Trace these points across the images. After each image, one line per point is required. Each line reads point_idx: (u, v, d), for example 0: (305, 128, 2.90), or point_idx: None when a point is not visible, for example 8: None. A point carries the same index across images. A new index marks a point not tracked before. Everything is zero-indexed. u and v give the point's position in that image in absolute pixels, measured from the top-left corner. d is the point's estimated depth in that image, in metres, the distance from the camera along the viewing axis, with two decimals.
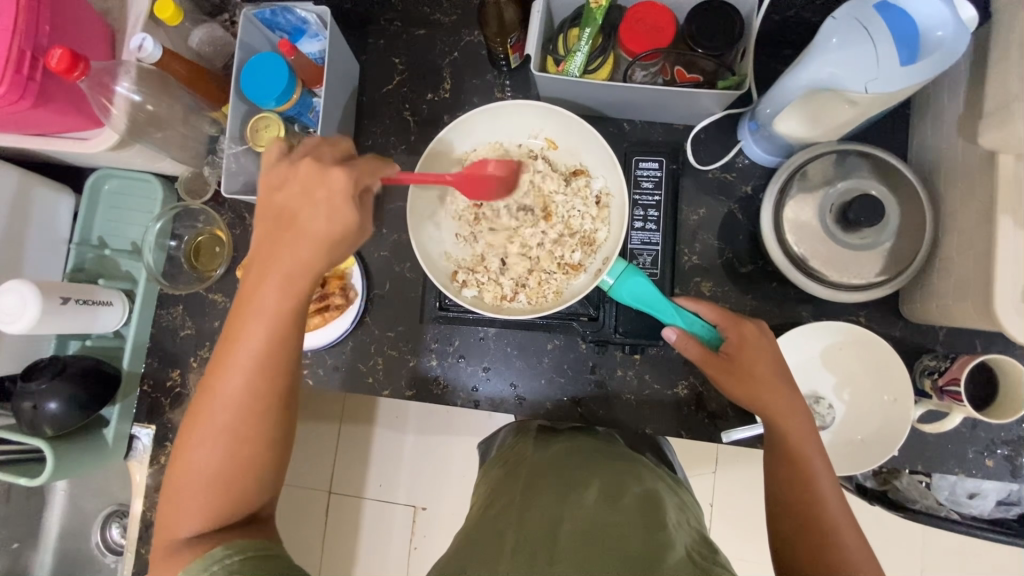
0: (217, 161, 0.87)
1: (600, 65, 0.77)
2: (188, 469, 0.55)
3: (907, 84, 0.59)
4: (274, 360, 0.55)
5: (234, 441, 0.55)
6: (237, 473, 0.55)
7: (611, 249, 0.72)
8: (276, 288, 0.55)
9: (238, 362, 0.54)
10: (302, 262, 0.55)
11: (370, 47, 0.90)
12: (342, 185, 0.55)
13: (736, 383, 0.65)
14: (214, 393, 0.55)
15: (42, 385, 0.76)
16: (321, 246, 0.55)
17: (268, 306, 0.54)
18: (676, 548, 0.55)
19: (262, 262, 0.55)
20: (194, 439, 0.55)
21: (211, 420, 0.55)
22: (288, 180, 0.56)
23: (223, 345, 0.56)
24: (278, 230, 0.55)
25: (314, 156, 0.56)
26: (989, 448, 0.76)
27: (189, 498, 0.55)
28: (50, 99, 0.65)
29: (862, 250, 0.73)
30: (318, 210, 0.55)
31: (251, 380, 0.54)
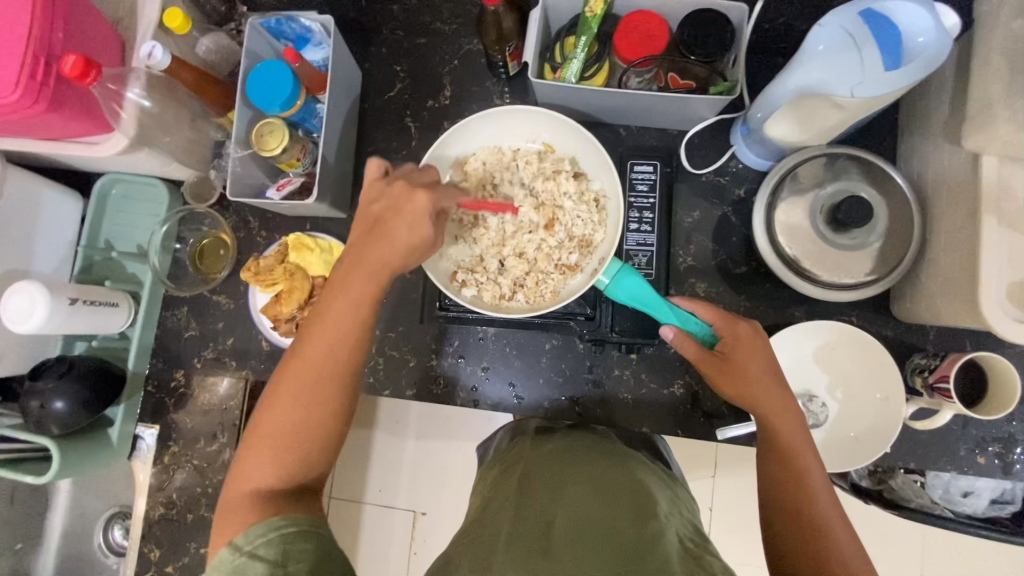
0: (222, 164, 0.90)
1: (596, 72, 0.80)
2: (261, 435, 0.59)
3: (891, 88, 0.61)
4: (355, 341, 0.60)
5: (307, 412, 0.58)
6: (307, 443, 0.59)
7: (607, 250, 0.73)
8: (365, 279, 0.60)
9: (322, 339, 0.60)
10: (387, 261, 0.61)
11: (373, 54, 0.92)
12: (424, 204, 0.60)
13: (731, 382, 0.66)
14: (299, 362, 0.59)
15: (50, 383, 0.78)
16: (405, 249, 0.61)
17: (356, 293, 0.60)
18: (668, 538, 0.56)
19: (352, 258, 0.61)
20: (272, 405, 0.59)
21: (289, 390, 0.59)
22: (384, 194, 0.62)
23: (309, 323, 0.61)
24: (368, 231, 0.62)
25: (408, 178, 0.63)
26: (980, 445, 0.77)
27: (260, 461, 0.58)
28: (63, 105, 0.67)
29: (851, 251, 0.75)
30: (405, 217, 0.61)
31: (332, 356, 0.60)
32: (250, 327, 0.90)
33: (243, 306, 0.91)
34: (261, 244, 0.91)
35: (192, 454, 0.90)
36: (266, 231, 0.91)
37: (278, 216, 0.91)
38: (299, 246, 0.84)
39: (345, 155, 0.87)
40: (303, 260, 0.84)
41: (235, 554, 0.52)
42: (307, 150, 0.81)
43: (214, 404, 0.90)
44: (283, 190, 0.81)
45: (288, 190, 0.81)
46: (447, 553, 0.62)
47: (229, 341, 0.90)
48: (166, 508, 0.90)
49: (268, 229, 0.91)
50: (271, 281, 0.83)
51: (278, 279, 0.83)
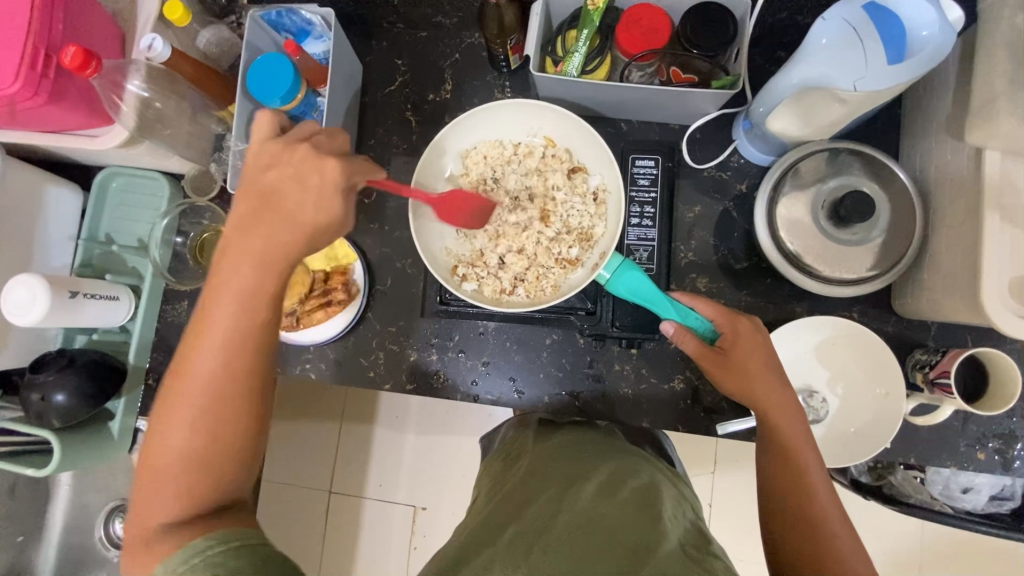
0: (223, 159, 0.90)
1: (598, 65, 0.79)
2: (159, 458, 0.53)
3: (894, 83, 0.61)
4: (251, 340, 0.54)
5: (209, 425, 0.53)
6: (212, 459, 0.53)
7: (608, 245, 0.73)
8: (253, 268, 0.54)
9: (212, 342, 0.53)
10: (279, 243, 0.54)
11: (373, 48, 0.92)
12: (333, 176, 0.55)
13: (729, 376, 0.66)
14: (188, 372, 0.53)
15: (50, 376, 0.78)
16: (304, 231, 0.55)
17: (246, 284, 0.54)
18: (670, 540, 0.56)
19: (237, 245, 0.54)
20: (166, 422, 0.53)
21: (184, 403, 0.53)
22: (281, 164, 0.56)
23: (195, 326, 0.54)
24: (255, 210, 0.55)
25: (311, 142, 0.57)
26: (980, 441, 0.77)
27: (163, 487, 0.52)
28: (62, 96, 0.67)
29: (853, 246, 0.74)
30: (304, 191, 0.55)
31: (228, 360, 0.53)
32: None
33: None
34: None
35: None
36: None
37: None
38: None
39: None
40: None
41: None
42: None
43: None
44: None
45: None
46: (447, 547, 0.62)
47: None
48: None
49: None
50: None
51: None
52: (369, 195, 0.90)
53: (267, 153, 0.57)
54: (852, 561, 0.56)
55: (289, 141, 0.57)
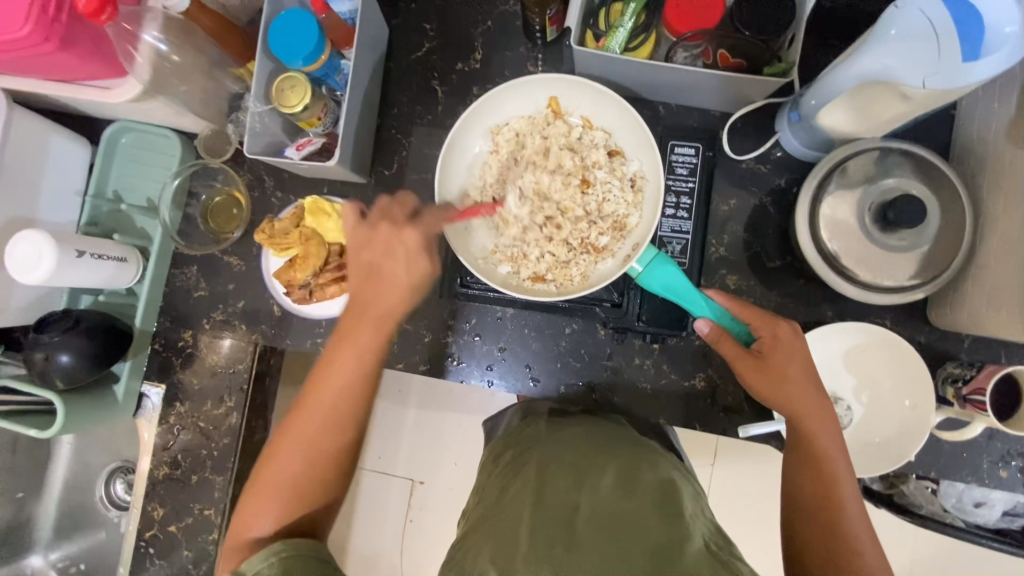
0: (240, 119, 0.85)
1: (642, 43, 0.75)
2: (263, 482, 0.61)
3: (966, 82, 0.56)
4: (361, 392, 0.64)
5: (315, 460, 0.62)
6: (311, 489, 0.61)
7: (643, 236, 0.70)
8: (371, 328, 0.64)
9: (331, 391, 0.63)
10: (391, 307, 0.65)
11: (401, 10, 0.87)
12: (414, 237, 0.64)
13: (767, 384, 0.63)
14: (307, 409, 0.63)
15: (55, 337, 0.75)
16: (406, 291, 0.65)
17: (364, 343, 0.64)
18: (694, 540, 0.55)
19: (359, 311, 0.65)
20: (276, 455, 0.62)
21: (299, 437, 0.62)
22: (370, 235, 0.65)
23: (314, 374, 0.64)
24: (363, 281, 0.66)
25: (392, 213, 0.66)
26: (1004, 458, 0.76)
27: (265, 506, 0.60)
28: (75, 44, 0.63)
29: (899, 252, 0.70)
30: (394, 252, 0.64)
31: (341, 409, 0.63)
32: (261, 291, 0.88)
33: (254, 268, 0.88)
34: (275, 205, 0.87)
35: (198, 415, 0.88)
36: (281, 192, 0.87)
37: (294, 177, 0.87)
38: (317, 210, 0.80)
39: (368, 117, 0.83)
40: (320, 226, 0.81)
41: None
42: (329, 109, 0.77)
43: (221, 365, 0.88)
44: (303, 150, 0.76)
45: (308, 150, 0.76)
46: (467, 535, 0.62)
47: (240, 304, 0.88)
48: (170, 468, 0.89)
49: (284, 190, 0.87)
50: (286, 245, 0.81)
51: (293, 244, 0.80)
52: (389, 167, 0.86)
53: (362, 231, 0.65)
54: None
55: (384, 211, 0.67)
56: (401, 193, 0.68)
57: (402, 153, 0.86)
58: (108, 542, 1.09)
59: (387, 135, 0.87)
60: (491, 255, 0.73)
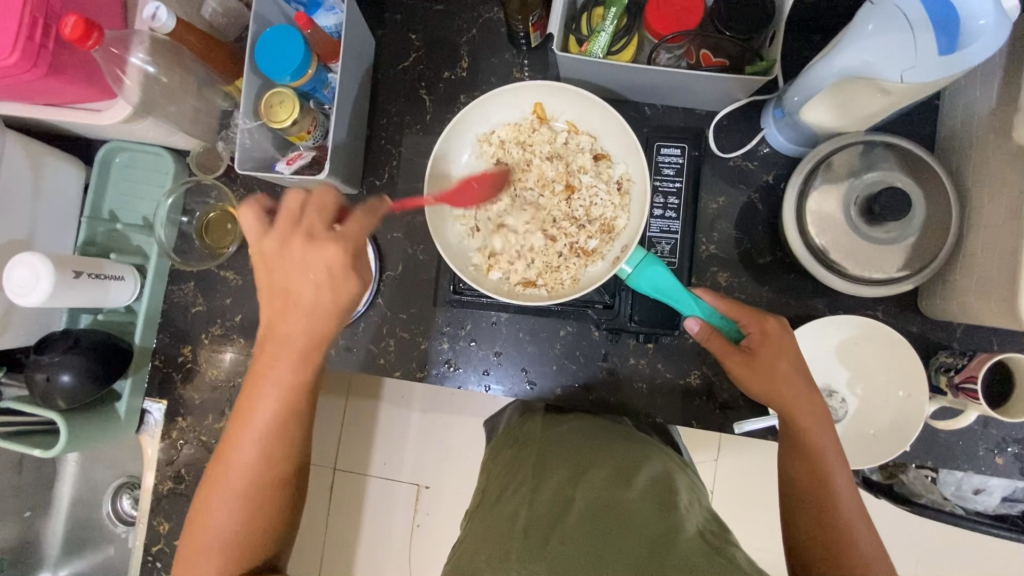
0: (230, 136, 0.87)
1: (624, 47, 0.76)
2: (202, 536, 0.61)
3: (942, 75, 0.57)
4: (288, 431, 0.62)
5: (247, 511, 0.61)
6: (251, 539, 0.61)
7: (630, 238, 0.70)
8: (287, 362, 0.60)
9: (252, 434, 0.61)
10: (311, 332, 0.60)
11: (387, 21, 0.88)
12: (331, 258, 0.58)
13: (757, 380, 0.64)
14: (232, 455, 0.61)
15: (55, 357, 0.77)
16: (326, 313, 0.60)
17: (285, 379, 0.60)
18: (686, 527, 0.56)
19: (274, 344, 0.61)
20: (209, 507, 0.61)
21: (226, 490, 0.61)
22: (282, 254, 0.59)
23: (235, 417, 0.62)
24: (279, 304, 0.60)
25: (304, 227, 0.59)
26: (1000, 445, 0.76)
27: (207, 564, 0.60)
28: (62, 68, 0.63)
29: (886, 245, 0.71)
30: (307, 270, 0.59)
31: (269, 451, 0.61)
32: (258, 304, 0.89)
33: (251, 282, 0.89)
34: None
35: (200, 429, 0.89)
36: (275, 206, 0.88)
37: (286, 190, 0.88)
38: None
39: (357, 129, 0.84)
40: None
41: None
42: (318, 122, 0.77)
43: (222, 379, 0.89)
44: (293, 164, 0.77)
45: (299, 164, 0.77)
46: (463, 537, 0.63)
47: (237, 318, 0.89)
48: (175, 482, 0.90)
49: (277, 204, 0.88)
50: None
51: None
52: (381, 177, 0.87)
53: (272, 249, 0.60)
54: (874, 562, 0.56)
55: (287, 230, 0.59)
56: (318, 188, 0.61)
57: (393, 162, 0.87)
58: (117, 557, 1.10)
59: (378, 145, 0.88)
60: (482, 262, 0.74)
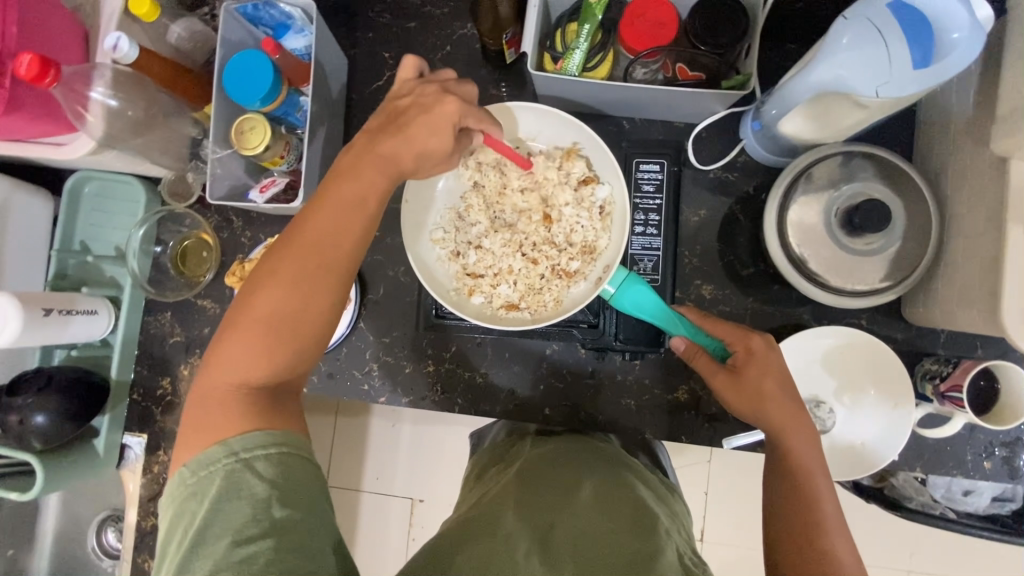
0: (201, 166, 0.85)
1: (599, 62, 0.74)
2: (248, 315, 0.53)
3: (918, 88, 0.57)
4: (363, 238, 0.56)
5: (300, 305, 0.53)
6: (296, 338, 0.54)
7: (612, 258, 0.70)
8: (383, 164, 0.56)
9: (326, 224, 0.54)
10: (406, 154, 0.57)
11: (359, 39, 0.86)
12: (451, 112, 0.57)
13: (742, 397, 0.63)
14: (301, 240, 0.54)
15: (29, 398, 0.74)
16: (425, 150, 0.57)
17: (369, 184, 0.56)
18: (667, 552, 0.56)
19: (370, 150, 0.56)
20: (262, 287, 0.53)
21: (287, 271, 0.53)
22: (414, 92, 0.59)
23: (311, 202, 0.56)
24: (388, 127, 0.57)
25: (443, 83, 0.59)
26: (987, 449, 0.76)
27: (246, 349, 0.52)
28: (20, 105, 0.61)
29: (865, 256, 0.71)
30: (427, 112, 0.57)
31: (337, 248, 0.54)
32: None
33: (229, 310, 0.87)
34: (245, 245, 0.86)
35: None
36: (250, 231, 0.86)
37: (262, 215, 0.86)
38: None
39: (331, 151, 0.82)
40: None
41: (226, 458, 0.50)
42: (291, 146, 0.76)
43: None
44: (267, 191, 0.76)
45: (273, 191, 0.76)
46: (444, 535, 0.61)
47: None
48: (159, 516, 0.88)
49: (253, 229, 0.86)
50: None
51: None
52: None
53: (406, 84, 0.60)
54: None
55: (428, 80, 0.60)
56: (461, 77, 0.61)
57: None
58: None
59: None
60: (463, 287, 0.73)
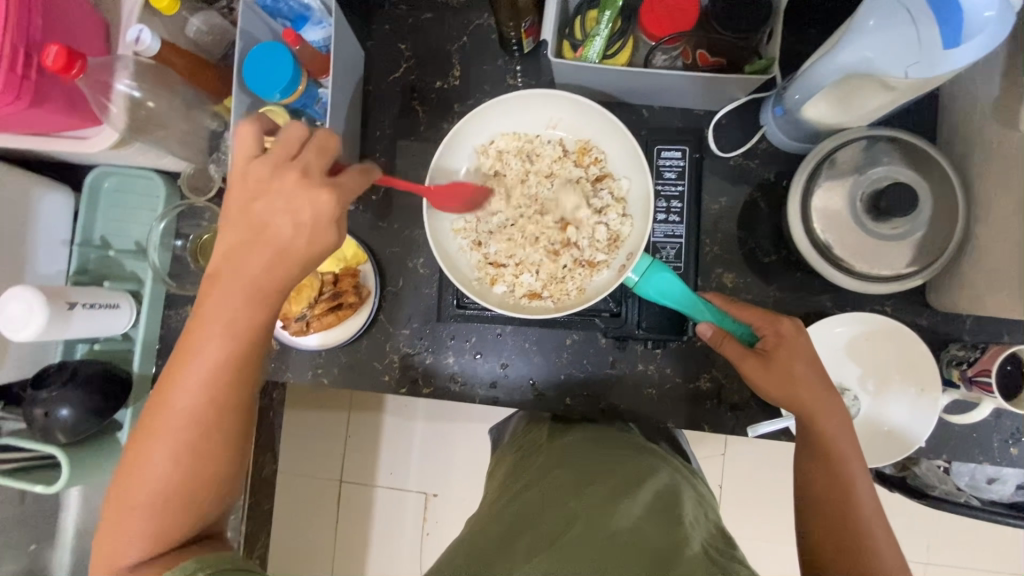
0: (221, 159, 0.84)
1: (619, 49, 0.74)
2: (133, 495, 0.53)
3: (949, 70, 0.56)
4: (239, 377, 0.54)
5: (184, 465, 0.53)
6: (187, 495, 0.54)
7: (636, 245, 0.69)
8: (244, 297, 0.53)
9: (192, 381, 0.53)
10: (272, 280, 0.54)
11: (375, 32, 0.86)
12: (326, 209, 0.53)
13: (772, 382, 0.63)
14: (171, 400, 0.53)
15: (54, 391, 0.75)
16: (297, 263, 0.54)
17: (229, 326, 0.53)
18: (692, 545, 0.54)
19: (224, 289, 0.53)
20: (143, 461, 0.53)
21: (162, 438, 0.53)
22: (268, 186, 0.53)
23: (173, 365, 0.54)
24: (245, 241, 0.53)
25: (304, 165, 0.54)
26: (1014, 436, 0.75)
27: (137, 526, 0.53)
28: (45, 98, 0.61)
29: (893, 241, 0.70)
30: (288, 216, 0.53)
31: (209, 400, 0.53)
32: None
33: None
34: None
35: None
36: None
37: None
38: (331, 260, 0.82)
39: (350, 143, 0.82)
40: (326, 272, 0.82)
41: None
42: None
43: None
44: None
45: None
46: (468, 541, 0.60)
47: None
48: None
49: None
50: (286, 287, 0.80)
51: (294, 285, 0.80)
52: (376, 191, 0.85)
53: (257, 172, 0.54)
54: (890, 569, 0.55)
55: (280, 162, 0.54)
56: (318, 131, 0.56)
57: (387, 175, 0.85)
58: None
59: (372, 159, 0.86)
60: (485, 276, 0.73)
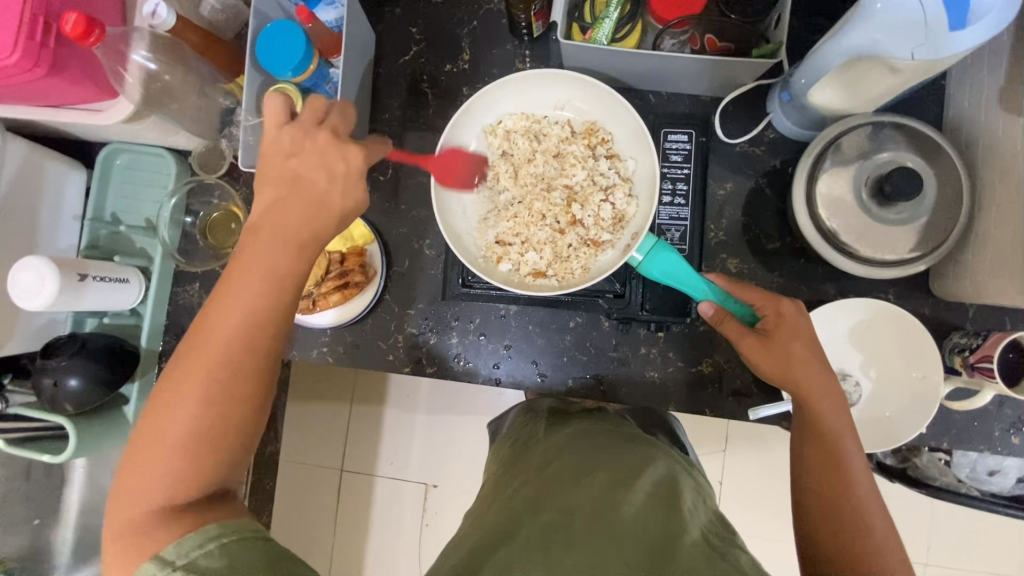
0: (233, 134, 0.86)
1: (628, 33, 0.75)
2: (160, 438, 0.51)
3: (954, 51, 0.56)
4: (274, 321, 0.55)
5: (214, 406, 0.52)
6: (214, 441, 0.52)
7: (641, 225, 0.70)
8: (283, 245, 0.56)
9: (230, 319, 0.54)
10: (310, 224, 0.57)
11: (387, 15, 0.87)
12: (357, 161, 0.60)
13: (771, 361, 0.63)
14: (208, 337, 0.53)
15: (62, 360, 0.76)
16: (331, 213, 0.58)
17: (271, 266, 0.55)
18: (690, 533, 0.54)
19: (269, 231, 0.56)
20: (172, 401, 0.52)
21: (195, 380, 0.52)
22: (301, 146, 0.59)
23: (210, 306, 0.55)
24: (281, 193, 0.58)
25: (331, 126, 0.60)
26: (1015, 426, 0.76)
27: (161, 471, 0.50)
28: (63, 67, 0.63)
29: (897, 225, 0.70)
30: (319, 166, 0.58)
31: (246, 341, 0.54)
32: None
33: None
34: None
35: None
36: None
37: None
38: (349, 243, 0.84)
39: (361, 123, 0.83)
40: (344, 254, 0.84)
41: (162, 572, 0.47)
42: None
43: None
44: None
45: None
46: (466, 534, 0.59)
47: None
48: None
49: None
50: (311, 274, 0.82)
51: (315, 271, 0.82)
52: (384, 172, 0.86)
53: (286, 137, 0.59)
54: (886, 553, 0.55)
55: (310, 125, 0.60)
56: (333, 100, 0.63)
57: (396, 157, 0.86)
58: None
59: None
60: (491, 255, 0.74)
